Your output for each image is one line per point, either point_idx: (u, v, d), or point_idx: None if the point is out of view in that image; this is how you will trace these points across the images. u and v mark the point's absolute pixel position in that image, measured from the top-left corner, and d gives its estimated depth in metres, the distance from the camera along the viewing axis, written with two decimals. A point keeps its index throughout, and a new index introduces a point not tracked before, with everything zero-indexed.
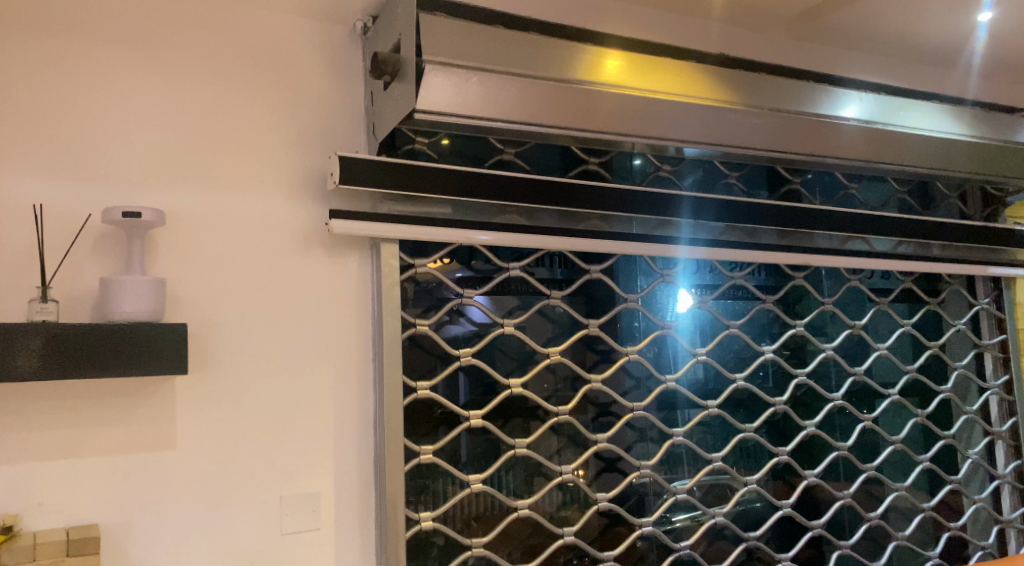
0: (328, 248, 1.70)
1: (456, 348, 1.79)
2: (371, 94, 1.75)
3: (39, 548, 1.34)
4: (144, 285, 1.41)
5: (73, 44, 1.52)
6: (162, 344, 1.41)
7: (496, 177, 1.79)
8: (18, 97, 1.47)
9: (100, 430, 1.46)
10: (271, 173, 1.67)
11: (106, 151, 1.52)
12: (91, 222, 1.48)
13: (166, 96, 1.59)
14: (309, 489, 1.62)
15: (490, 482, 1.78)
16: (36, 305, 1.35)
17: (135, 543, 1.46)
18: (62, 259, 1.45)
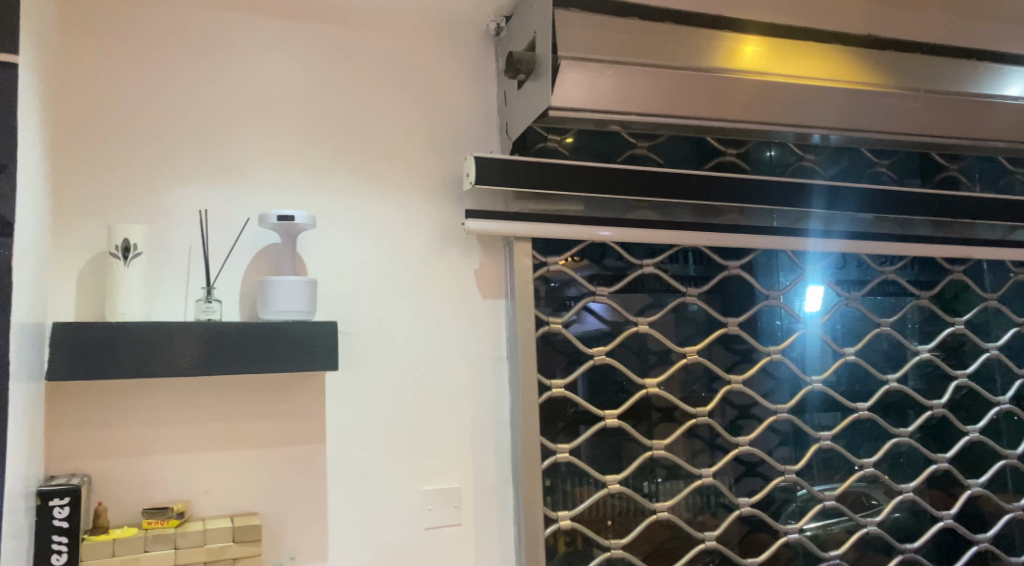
0: (463, 248, 1.73)
1: (589, 347, 1.77)
2: (505, 94, 1.77)
3: (208, 532, 1.36)
4: (296, 286, 1.48)
5: (226, 57, 1.59)
6: (315, 341, 1.47)
7: (631, 172, 1.76)
8: (178, 107, 1.54)
9: (255, 424, 1.52)
10: (408, 176, 1.70)
11: (258, 158, 1.59)
12: (248, 227, 1.56)
13: (311, 104, 1.64)
14: (449, 484, 1.65)
15: (627, 483, 1.75)
16: (203, 305, 1.44)
17: (291, 531, 1.52)
18: (224, 261, 1.53)
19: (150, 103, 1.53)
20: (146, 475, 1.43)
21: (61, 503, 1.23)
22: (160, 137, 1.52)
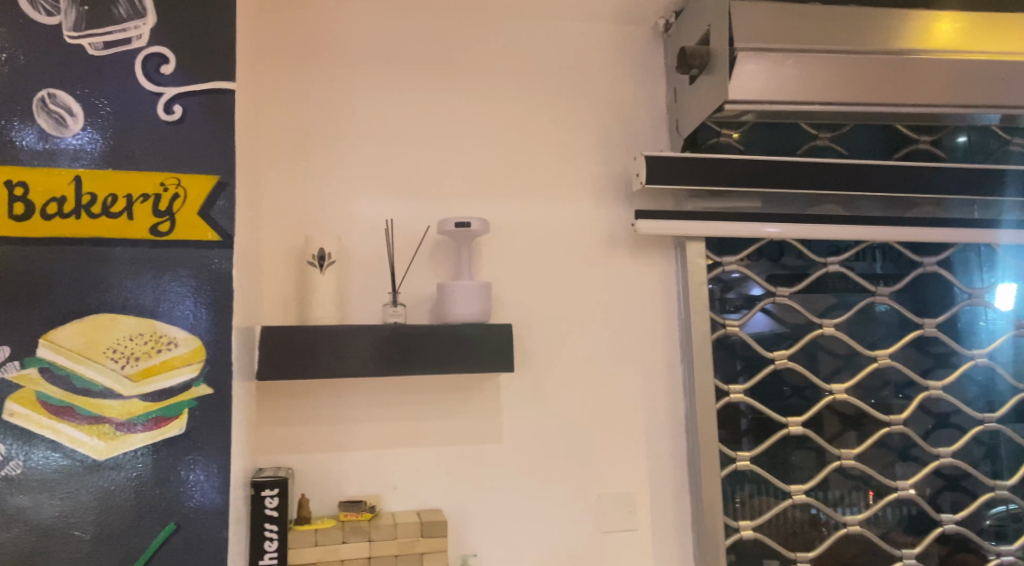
0: (635, 250, 1.71)
1: (768, 350, 1.69)
2: (676, 90, 1.73)
3: (399, 527, 1.43)
4: (473, 289, 1.51)
5: (408, 70, 1.65)
6: (492, 343, 1.50)
7: (812, 165, 1.67)
8: (362, 120, 1.61)
9: (438, 423, 1.57)
10: (579, 179, 1.70)
11: (435, 166, 1.64)
12: (429, 234, 1.62)
13: (486, 111, 1.67)
14: (625, 488, 1.63)
15: (813, 494, 1.66)
16: (388, 309, 1.50)
17: (473, 529, 1.56)
18: (407, 267, 1.60)
19: (339, 117, 1.60)
20: (340, 469, 1.52)
21: (271, 493, 1.33)
22: (346, 149, 1.60)
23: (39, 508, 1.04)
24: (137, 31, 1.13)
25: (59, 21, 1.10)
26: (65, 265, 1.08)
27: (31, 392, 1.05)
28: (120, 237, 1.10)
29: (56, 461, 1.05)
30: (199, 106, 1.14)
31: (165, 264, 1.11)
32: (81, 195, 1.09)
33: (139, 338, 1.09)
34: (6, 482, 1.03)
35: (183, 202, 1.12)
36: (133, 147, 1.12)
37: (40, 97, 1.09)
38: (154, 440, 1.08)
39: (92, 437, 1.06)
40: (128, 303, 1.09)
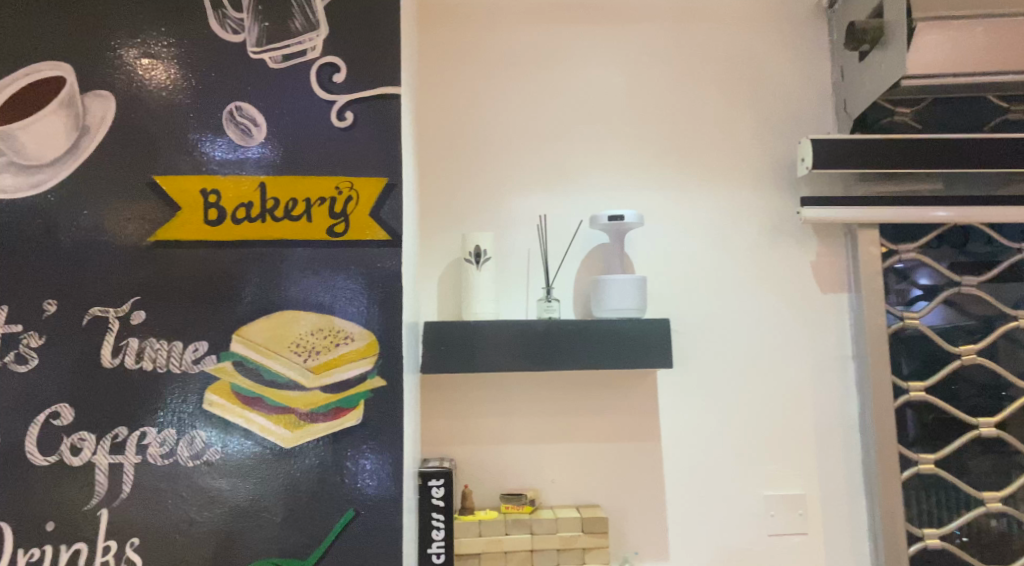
0: (799, 240, 1.62)
1: (955, 345, 1.55)
2: (841, 69, 1.63)
3: (560, 521, 1.43)
4: (630, 283, 1.49)
5: (560, 65, 1.64)
6: (649, 338, 1.46)
7: (1003, 141, 1.52)
8: (515, 118, 1.62)
9: (595, 419, 1.56)
10: (738, 167, 1.64)
11: (587, 160, 1.62)
12: (582, 229, 1.61)
13: (639, 102, 1.64)
14: (795, 490, 1.56)
15: (1010, 502, 1.51)
16: (544, 304, 1.51)
17: (633, 526, 1.54)
18: (561, 263, 1.60)
19: (493, 115, 1.62)
20: (499, 462, 1.54)
21: (438, 483, 1.36)
22: (500, 147, 1.62)
23: (236, 491, 1.11)
24: (312, 43, 1.19)
25: (244, 38, 1.18)
26: (253, 266, 1.16)
27: (227, 383, 1.13)
28: (301, 238, 1.17)
29: (249, 448, 1.13)
30: (369, 112, 1.19)
31: (340, 263, 1.17)
32: (265, 200, 1.17)
33: (318, 333, 1.16)
34: (208, 466, 1.12)
35: (356, 204, 1.18)
36: (310, 152, 1.18)
37: (229, 111, 1.18)
38: (334, 430, 1.14)
39: (280, 427, 1.13)
40: (308, 300, 1.16)
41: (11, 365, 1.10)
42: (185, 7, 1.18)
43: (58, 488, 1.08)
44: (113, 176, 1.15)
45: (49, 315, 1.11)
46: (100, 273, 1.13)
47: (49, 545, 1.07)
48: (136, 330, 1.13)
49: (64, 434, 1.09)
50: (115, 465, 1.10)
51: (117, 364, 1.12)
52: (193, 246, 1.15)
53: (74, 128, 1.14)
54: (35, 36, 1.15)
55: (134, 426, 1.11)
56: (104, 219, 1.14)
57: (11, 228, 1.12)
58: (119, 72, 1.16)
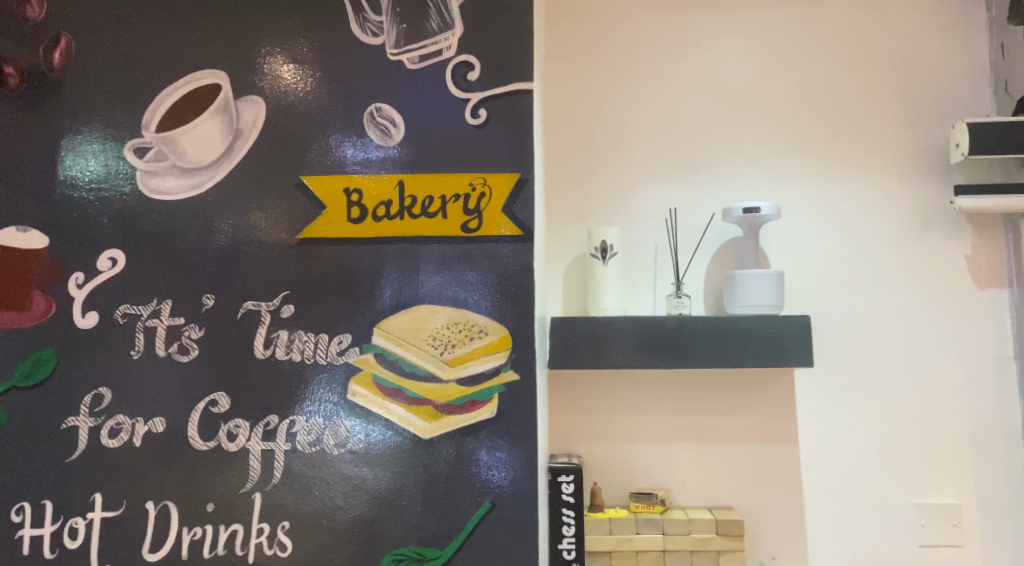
0: (951, 232, 1.51)
1: None
2: (1003, 45, 1.52)
3: (692, 522, 1.40)
4: (766, 278, 1.43)
5: (691, 53, 1.59)
6: (789, 335, 1.39)
7: None
8: (642, 108, 1.58)
9: (727, 419, 1.51)
10: (883, 155, 1.54)
11: (719, 150, 1.56)
12: (714, 222, 1.55)
13: (775, 88, 1.57)
14: (948, 499, 1.46)
15: None
16: (673, 301, 1.46)
17: (770, 531, 1.48)
18: (691, 258, 1.55)
19: (619, 106, 1.58)
20: (628, 460, 1.51)
21: (567, 480, 1.34)
22: (627, 139, 1.58)
23: (377, 479, 1.15)
24: (447, 43, 1.22)
25: (383, 40, 1.22)
26: (392, 261, 1.19)
27: (369, 374, 1.17)
28: (437, 234, 1.19)
29: (389, 438, 1.16)
30: (502, 108, 1.21)
31: (473, 258, 1.19)
32: (404, 198, 1.20)
33: (454, 327, 1.18)
34: (352, 454, 1.16)
35: (489, 200, 1.19)
36: (445, 149, 1.21)
37: (369, 112, 1.22)
38: (470, 423, 1.16)
39: (418, 418, 1.16)
40: (443, 295, 1.19)
41: (175, 356, 1.18)
42: (328, 14, 1.24)
43: (216, 472, 1.15)
44: (263, 177, 1.21)
45: (208, 308, 1.19)
46: (253, 269, 1.20)
47: (210, 525, 1.14)
48: (286, 323, 1.18)
49: (222, 421, 1.16)
50: (268, 451, 1.16)
51: (269, 355, 1.18)
52: (336, 243, 1.20)
53: (229, 132, 1.21)
54: (193, 47, 1.23)
55: (284, 414, 1.17)
56: (256, 218, 1.20)
57: (174, 228, 1.20)
58: (268, 78, 1.22)
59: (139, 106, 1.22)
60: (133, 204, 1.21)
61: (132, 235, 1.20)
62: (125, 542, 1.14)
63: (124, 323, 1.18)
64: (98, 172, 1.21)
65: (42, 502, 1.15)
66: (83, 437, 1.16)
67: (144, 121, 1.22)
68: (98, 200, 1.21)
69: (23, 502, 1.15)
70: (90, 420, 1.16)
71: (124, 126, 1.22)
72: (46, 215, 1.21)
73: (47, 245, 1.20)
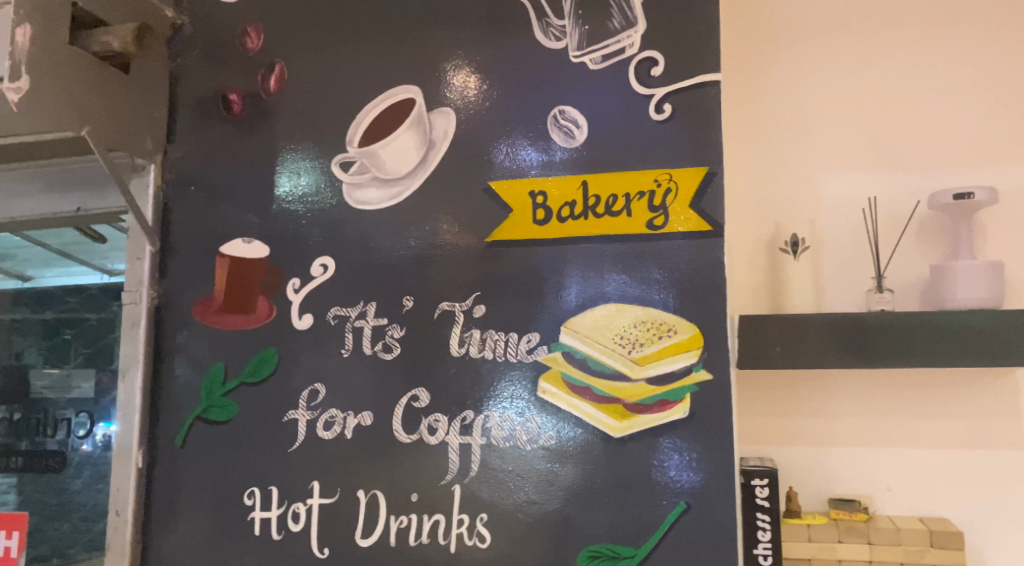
0: None
1: None
2: None
3: (902, 532, 1.31)
4: (982, 269, 1.31)
5: (886, 29, 1.48)
6: (1011, 332, 1.25)
7: None
8: (833, 91, 1.49)
9: (939, 422, 1.39)
10: None
11: (922, 132, 1.45)
12: (919, 210, 1.44)
13: (987, 61, 1.44)
14: None
15: None
16: (874, 296, 1.37)
17: (993, 545, 1.35)
18: (894, 249, 1.44)
19: (807, 91, 1.50)
20: (827, 464, 1.42)
21: (762, 483, 1.29)
22: (816, 124, 1.49)
23: (569, 475, 1.17)
24: (630, 40, 1.23)
25: (567, 44, 1.25)
26: (578, 261, 1.21)
27: (558, 372, 1.19)
28: (622, 231, 1.20)
29: (580, 435, 1.18)
30: (687, 103, 1.20)
31: (661, 256, 1.18)
32: (588, 197, 1.21)
33: (643, 326, 1.18)
34: (544, 450, 1.18)
35: (675, 195, 1.18)
36: (629, 148, 1.21)
37: (553, 115, 1.24)
38: (663, 422, 1.15)
39: (609, 417, 1.17)
40: (631, 294, 1.19)
41: (379, 354, 1.26)
42: (512, 23, 1.27)
43: (419, 464, 1.22)
44: (454, 184, 1.27)
45: (407, 309, 1.26)
46: (447, 272, 1.25)
47: (414, 514, 1.21)
48: (478, 323, 1.23)
49: (422, 415, 1.23)
50: (465, 445, 1.21)
51: (463, 353, 1.23)
52: (524, 244, 1.23)
53: (423, 143, 1.28)
54: (389, 65, 1.31)
55: (479, 410, 1.21)
56: (447, 223, 1.26)
57: (375, 235, 1.29)
58: (455, 89, 1.28)
59: (343, 124, 1.32)
60: (338, 215, 1.30)
61: (339, 243, 1.30)
62: (339, 528, 1.23)
63: (335, 324, 1.28)
64: (308, 187, 1.32)
65: (269, 488, 1.27)
66: (301, 429, 1.27)
67: (346, 138, 1.32)
68: (308, 212, 1.32)
69: (253, 487, 1.27)
70: (308, 413, 1.27)
71: (329, 143, 1.32)
72: (266, 227, 1.33)
73: (267, 255, 1.32)
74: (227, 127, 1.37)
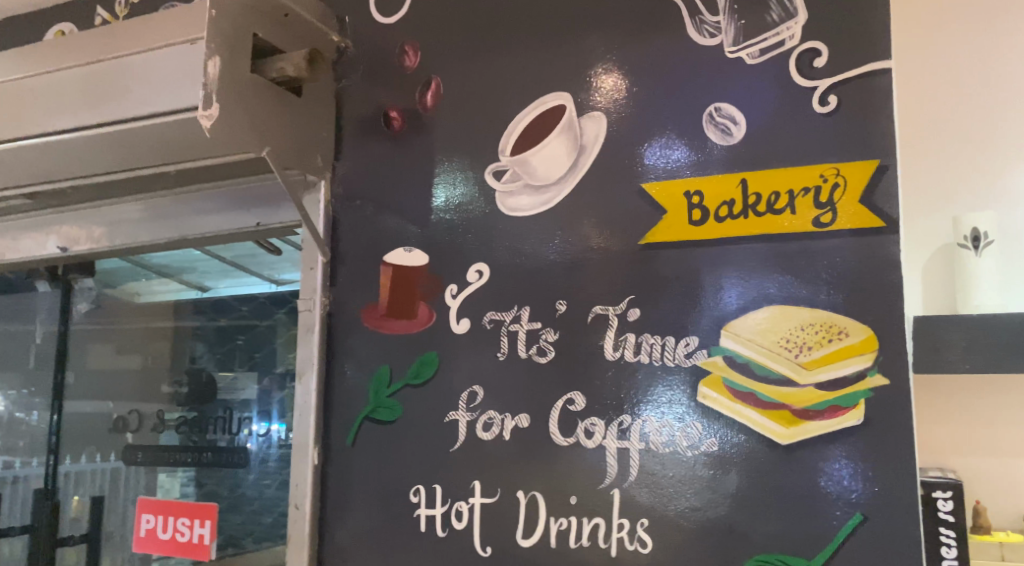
0: None
1: None
2: None
3: None
4: None
5: None
6: None
7: None
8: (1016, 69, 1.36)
9: None
10: None
11: None
12: None
13: None
14: None
15: None
16: None
17: None
18: None
19: (984, 71, 1.38)
20: (1019, 476, 1.30)
21: (945, 496, 1.20)
22: (997, 107, 1.37)
23: (733, 482, 1.14)
24: (790, 31, 1.19)
25: (721, 40, 1.22)
26: (736, 262, 1.18)
27: (718, 377, 1.16)
28: (785, 231, 1.16)
29: (744, 441, 1.14)
30: (854, 93, 1.14)
31: (826, 255, 1.14)
32: (747, 196, 1.18)
33: (810, 329, 1.13)
34: (705, 456, 1.16)
35: (844, 189, 1.14)
36: (791, 143, 1.17)
37: (708, 112, 1.22)
38: (835, 429, 1.10)
39: (775, 423, 1.13)
40: (796, 296, 1.14)
41: (534, 357, 1.28)
42: (663, 22, 1.26)
43: (577, 466, 1.23)
44: (607, 187, 1.27)
45: (561, 313, 1.27)
46: (601, 275, 1.25)
47: (574, 516, 1.22)
48: (632, 326, 1.22)
49: (579, 418, 1.24)
50: (623, 449, 1.20)
51: (619, 357, 1.23)
52: (680, 245, 1.21)
53: (574, 149, 1.29)
54: (539, 73, 1.33)
55: (636, 415, 1.21)
56: (600, 226, 1.26)
57: (529, 241, 1.31)
58: (605, 93, 1.28)
59: (495, 133, 1.36)
60: (493, 222, 1.34)
61: (494, 249, 1.33)
62: (501, 527, 1.26)
63: (491, 328, 1.31)
64: (463, 195, 1.37)
65: (433, 486, 1.32)
66: (462, 430, 1.31)
67: (499, 147, 1.35)
68: (465, 219, 1.36)
69: (418, 485, 1.33)
70: (468, 415, 1.31)
71: (482, 152, 1.36)
72: (425, 235, 1.39)
73: (427, 262, 1.38)
74: (386, 141, 1.44)
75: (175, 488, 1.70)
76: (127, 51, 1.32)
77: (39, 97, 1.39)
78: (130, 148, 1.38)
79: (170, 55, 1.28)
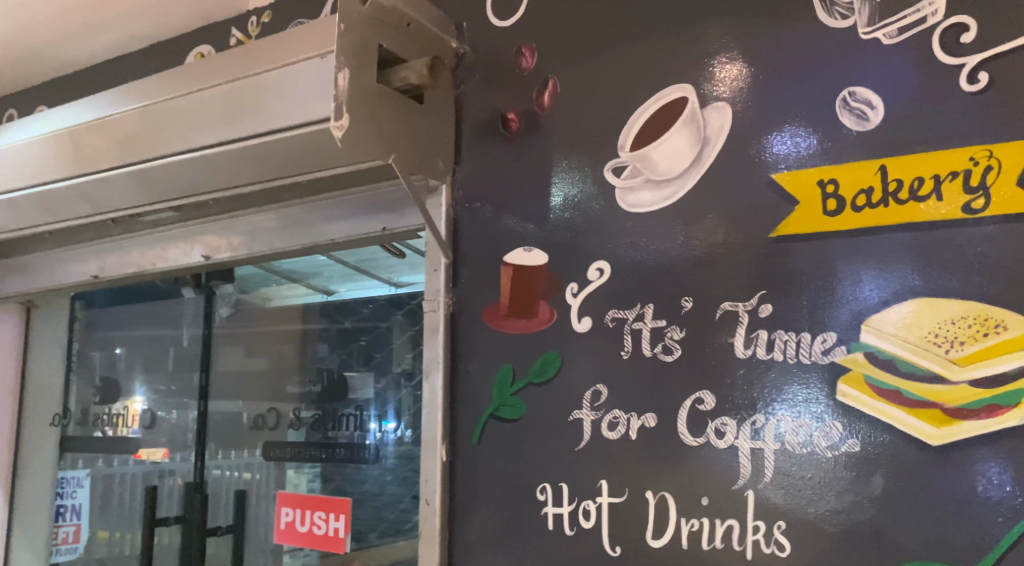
0: None
1: None
2: None
3: None
4: None
5: None
6: None
7: None
8: None
9: None
10: None
11: None
12: None
13: None
14: None
15: None
16: None
17: None
18: None
19: None
20: None
21: None
22: None
23: (878, 485, 1.08)
24: (932, 7, 1.12)
25: (855, 21, 1.16)
26: (876, 254, 1.12)
27: (860, 374, 1.11)
28: (931, 219, 1.09)
29: (890, 442, 1.08)
30: (1006, 69, 1.07)
31: (977, 243, 1.06)
32: (887, 183, 1.12)
33: (963, 322, 1.06)
34: (847, 457, 1.11)
35: (997, 173, 1.06)
36: (935, 126, 1.10)
37: (842, 98, 1.16)
38: (993, 429, 1.03)
39: (924, 422, 1.07)
40: (944, 288, 1.08)
41: (660, 355, 1.26)
42: (789, 6, 1.22)
43: (708, 466, 1.20)
44: (733, 180, 1.23)
45: (687, 310, 1.25)
46: (728, 270, 1.22)
47: (706, 517, 1.19)
48: (764, 323, 1.18)
49: (709, 418, 1.21)
50: (757, 449, 1.17)
51: (750, 354, 1.19)
52: (815, 237, 1.16)
53: (698, 141, 1.27)
54: (659, 66, 1.31)
55: (770, 414, 1.17)
56: (726, 220, 1.23)
57: (652, 237, 1.29)
58: (728, 83, 1.25)
59: (615, 129, 1.34)
60: (615, 219, 1.33)
61: (616, 246, 1.32)
62: (631, 526, 1.25)
63: (614, 326, 1.30)
64: (582, 194, 1.36)
65: (559, 484, 1.32)
66: (588, 429, 1.31)
67: (619, 143, 1.34)
68: (585, 217, 1.35)
69: (545, 483, 1.33)
70: (593, 414, 1.30)
71: (601, 150, 1.35)
72: (545, 234, 1.39)
73: (547, 262, 1.38)
74: (505, 143, 1.45)
75: (302, 483, 1.85)
76: (264, 68, 1.40)
77: (187, 115, 1.48)
78: (268, 162, 1.45)
79: (304, 69, 1.35)
